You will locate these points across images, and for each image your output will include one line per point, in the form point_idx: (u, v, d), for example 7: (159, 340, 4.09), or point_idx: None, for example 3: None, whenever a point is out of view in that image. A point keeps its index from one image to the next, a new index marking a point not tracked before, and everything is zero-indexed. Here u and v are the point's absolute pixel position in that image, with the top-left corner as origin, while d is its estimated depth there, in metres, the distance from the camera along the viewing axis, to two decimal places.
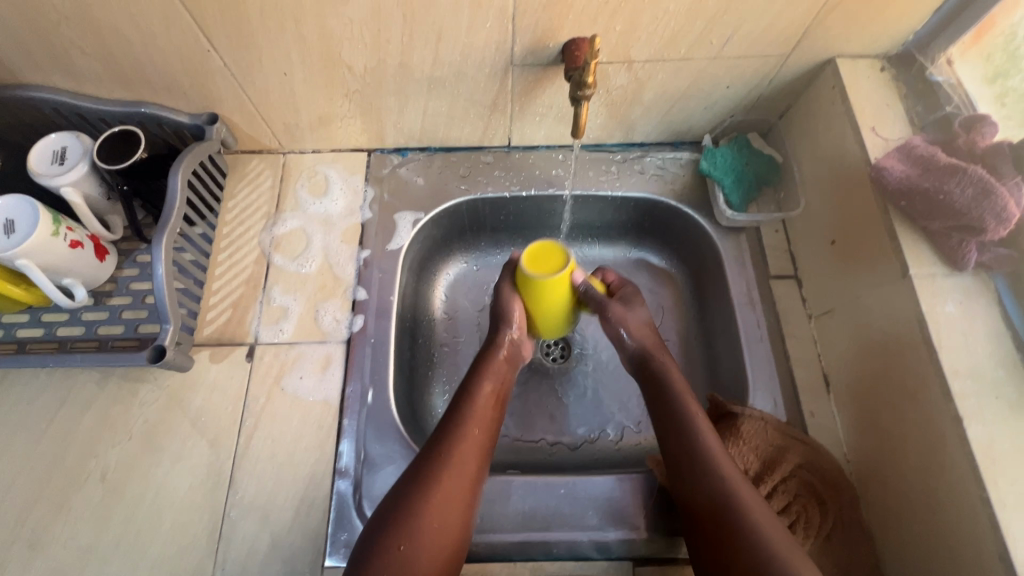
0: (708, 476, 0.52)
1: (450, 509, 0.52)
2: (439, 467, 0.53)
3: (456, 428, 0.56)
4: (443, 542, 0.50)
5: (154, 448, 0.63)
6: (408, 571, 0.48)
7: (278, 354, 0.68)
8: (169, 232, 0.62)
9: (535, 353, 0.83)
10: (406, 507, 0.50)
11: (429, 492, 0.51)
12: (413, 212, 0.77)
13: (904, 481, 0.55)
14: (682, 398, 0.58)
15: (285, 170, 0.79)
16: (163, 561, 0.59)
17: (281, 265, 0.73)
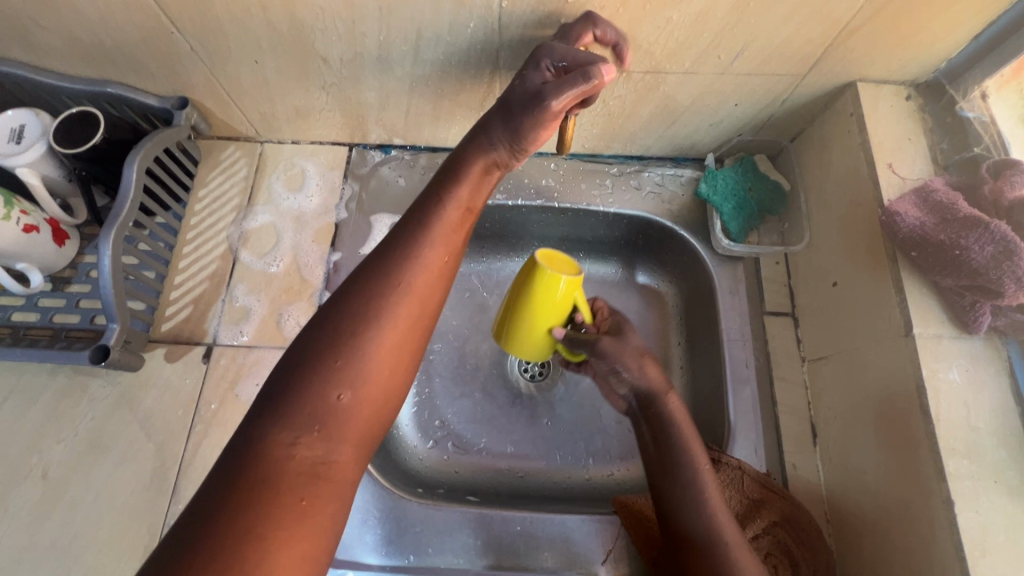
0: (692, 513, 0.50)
1: (403, 337, 0.41)
2: (395, 261, 0.42)
3: (408, 247, 0.43)
4: (391, 375, 0.40)
5: (99, 447, 0.61)
6: (339, 426, 0.37)
7: (236, 357, 0.65)
8: (118, 226, 0.58)
9: (511, 370, 0.79)
10: (351, 316, 0.39)
11: (391, 259, 0.42)
12: (390, 214, 0.73)
13: (883, 554, 0.52)
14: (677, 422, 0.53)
15: (261, 160, 0.75)
16: (96, 570, 0.56)
17: (248, 262, 0.70)
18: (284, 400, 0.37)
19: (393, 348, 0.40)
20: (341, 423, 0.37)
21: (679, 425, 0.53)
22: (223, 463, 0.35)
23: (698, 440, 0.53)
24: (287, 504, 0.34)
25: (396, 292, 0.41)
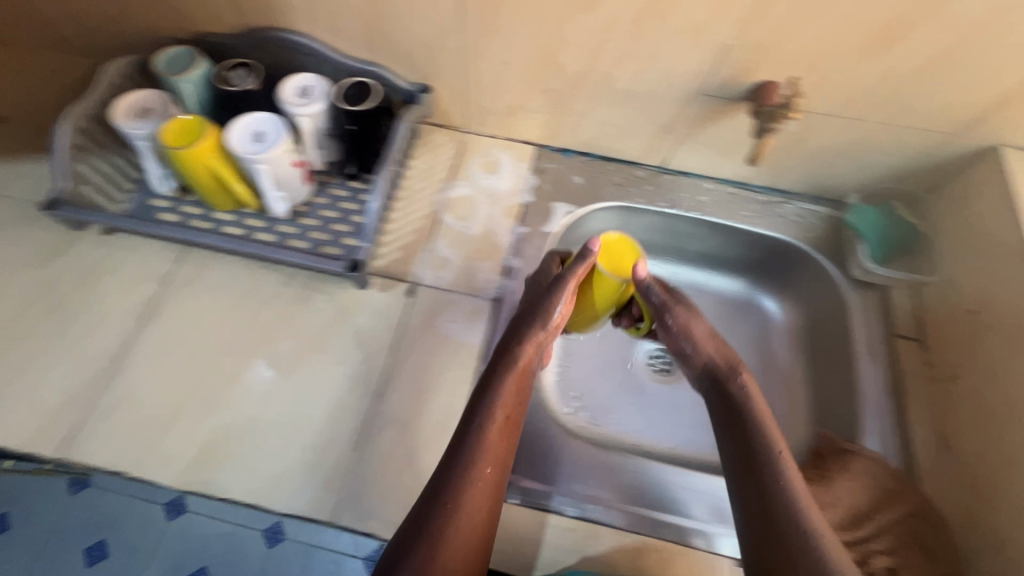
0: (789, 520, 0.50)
1: (478, 527, 0.51)
2: (456, 507, 0.51)
3: (470, 489, 0.52)
4: (476, 541, 0.51)
5: (318, 349, 0.72)
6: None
7: (435, 297, 0.76)
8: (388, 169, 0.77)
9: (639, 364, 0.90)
10: (452, 500, 0.51)
11: (445, 485, 0.52)
12: (568, 204, 0.86)
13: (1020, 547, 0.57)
14: (773, 442, 0.55)
15: (463, 146, 0.90)
16: (311, 448, 0.66)
17: (449, 223, 0.83)
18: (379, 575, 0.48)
19: (470, 516, 0.51)
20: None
21: (773, 440, 0.55)
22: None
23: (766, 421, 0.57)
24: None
25: (457, 507, 0.51)
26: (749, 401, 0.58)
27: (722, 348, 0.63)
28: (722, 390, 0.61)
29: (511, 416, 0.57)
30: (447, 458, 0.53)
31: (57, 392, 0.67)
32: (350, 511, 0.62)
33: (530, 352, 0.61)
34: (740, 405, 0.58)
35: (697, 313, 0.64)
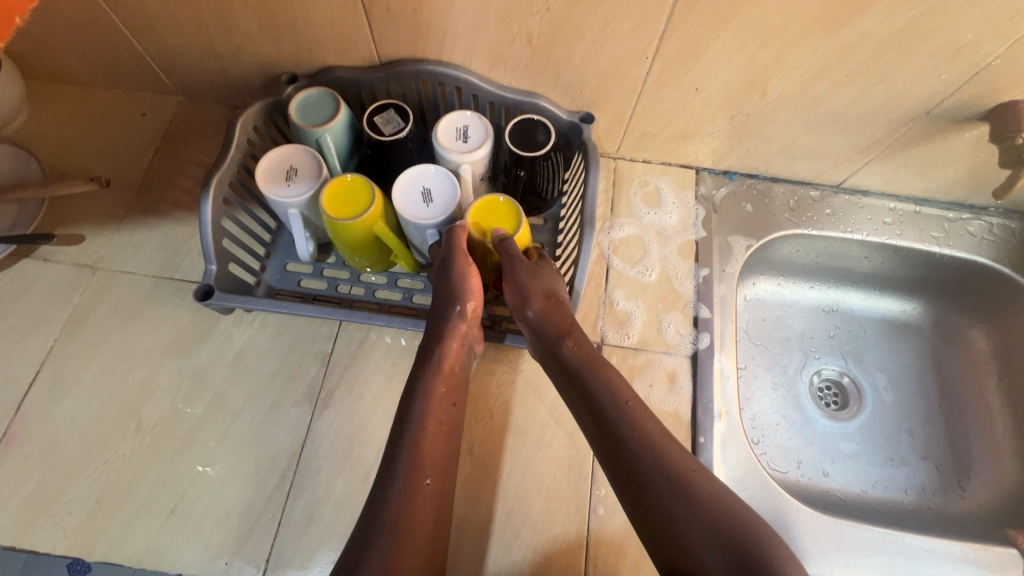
0: (698, 537, 0.47)
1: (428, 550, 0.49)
2: (391, 524, 0.49)
3: (406, 501, 0.50)
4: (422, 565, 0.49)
5: (516, 431, 0.65)
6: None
7: (626, 358, 0.69)
8: (594, 225, 0.67)
9: (809, 395, 0.85)
10: (387, 517, 0.49)
11: (383, 500, 0.50)
12: (744, 237, 0.78)
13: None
14: (652, 450, 0.52)
15: (616, 175, 0.81)
16: (535, 546, 0.60)
17: (621, 269, 0.74)
18: None
19: (413, 539, 0.49)
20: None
21: (643, 423, 0.54)
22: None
23: (615, 375, 0.58)
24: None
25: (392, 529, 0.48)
26: (612, 404, 0.56)
27: (552, 294, 0.63)
28: (575, 394, 0.59)
29: (444, 419, 0.57)
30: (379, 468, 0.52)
31: (243, 504, 0.60)
32: None
33: (456, 350, 0.61)
34: (602, 413, 0.56)
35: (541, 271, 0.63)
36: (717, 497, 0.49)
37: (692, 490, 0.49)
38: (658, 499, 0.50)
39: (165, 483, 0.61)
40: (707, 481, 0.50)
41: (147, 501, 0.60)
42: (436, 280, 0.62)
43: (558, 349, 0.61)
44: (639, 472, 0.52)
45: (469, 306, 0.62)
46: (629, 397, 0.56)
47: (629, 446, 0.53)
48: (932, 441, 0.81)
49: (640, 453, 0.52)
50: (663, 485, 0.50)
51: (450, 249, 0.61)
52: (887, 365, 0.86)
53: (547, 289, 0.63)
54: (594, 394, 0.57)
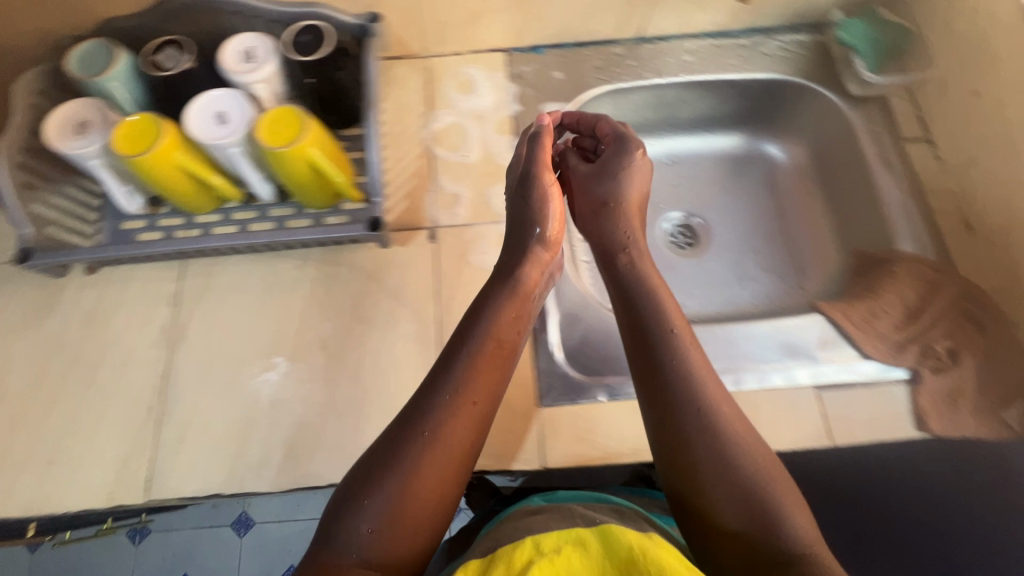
0: (716, 473, 0.49)
1: (446, 474, 0.50)
2: (424, 448, 0.49)
3: (446, 419, 0.51)
4: (440, 481, 0.49)
5: (363, 319, 0.69)
6: (379, 546, 0.47)
7: (458, 234, 0.74)
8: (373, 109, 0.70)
9: (664, 241, 0.90)
10: (427, 428, 0.50)
11: (433, 414, 0.51)
12: (557, 103, 0.82)
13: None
14: (699, 379, 0.54)
15: (430, 73, 0.83)
16: (392, 411, 0.65)
17: (445, 157, 0.78)
18: (384, 520, 0.47)
19: (443, 456, 0.50)
20: (382, 528, 0.47)
21: (696, 360, 0.55)
22: (310, 559, 0.47)
23: (679, 319, 0.58)
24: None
25: (429, 446, 0.49)
26: (659, 323, 0.58)
27: (621, 202, 0.70)
28: (630, 312, 0.59)
29: (506, 342, 0.57)
30: (411, 404, 0.52)
31: (117, 441, 0.64)
32: None
33: (535, 273, 0.63)
34: (637, 311, 0.59)
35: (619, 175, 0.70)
36: (749, 438, 0.51)
37: (720, 424, 0.51)
38: (686, 428, 0.51)
39: (40, 439, 0.64)
40: (729, 409, 0.53)
41: (26, 459, 0.63)
42: (520, 206, 0.67)
43: (616, 260, 0.65)
44: (692, 406, 0.52)
45: (549, 229, 0.65)
46: (668, 313, 0.58)
47: (690, 364, 0.55)
48: (774, 254, 0.87)
49: (677, 374, 0.54)
50: (693, 413, 0.52)
51: (533, 169, 0.68)
52: (728, 197, 0.92)
53: (612, 193, 0.70)
54: (638, 303, 0.60)
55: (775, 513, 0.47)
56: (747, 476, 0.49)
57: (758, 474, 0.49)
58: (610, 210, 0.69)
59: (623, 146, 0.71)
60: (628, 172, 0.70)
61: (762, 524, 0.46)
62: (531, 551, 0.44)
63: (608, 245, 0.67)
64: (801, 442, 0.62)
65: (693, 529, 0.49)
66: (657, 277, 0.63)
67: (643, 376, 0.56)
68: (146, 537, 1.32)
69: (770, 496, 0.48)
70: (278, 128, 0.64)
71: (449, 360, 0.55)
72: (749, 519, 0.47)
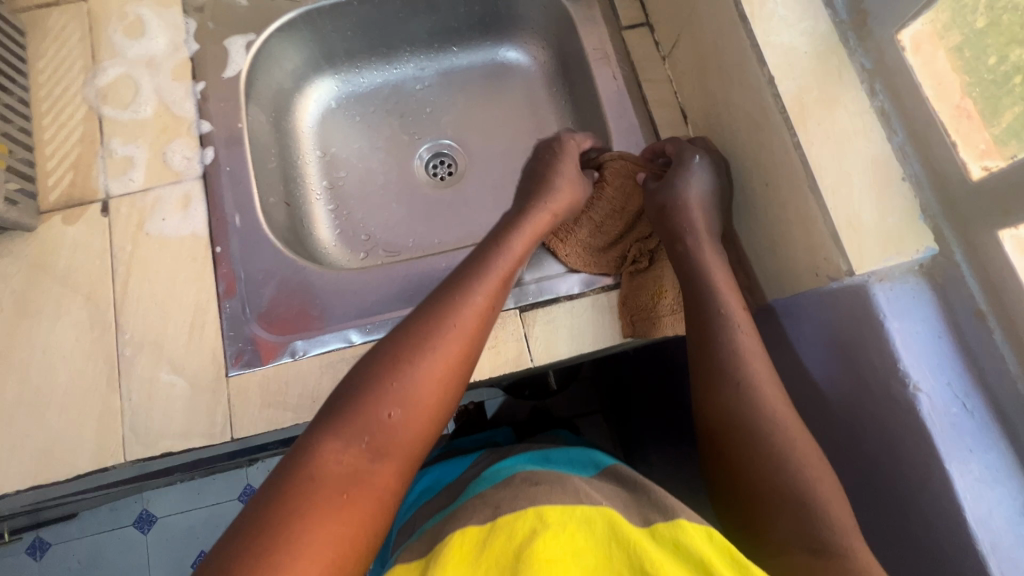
0: (762, 469, 0.48)
1: (446, 368, 0.50)
2: (423, 337, 0.51)
3: (456, 306, 0.53)
4: (444, 374, 0.50)
5: (29, 314, 0.62)
6: (393, 441, 0.46)
7: (134, 203, 0.66)
8: None
9: (419, 173, 0.84)
10: (443, 318, 0.52)
11: (449, 308, 0.53)
12: (243, 35, 0.72)
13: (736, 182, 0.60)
14: (742, 365, 0.52)
15: (91, 18, 0.72)
16: (67, 408, 0.60)
17: (114, 116, 0.69)
18: (342, 412, 0.47)
19: (447, 352, 0.51)
20: (379, 438, 0.46)
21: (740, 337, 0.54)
22: (283, 469, 0.44)
23: (734, 294, 0.56)
24: (332, 493, 0.42)
25: (446, 333, 0.51)
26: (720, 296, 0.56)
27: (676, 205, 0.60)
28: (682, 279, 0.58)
29: (513, 268, 0.59)
30: (432, 299, 0.54)
31: None
32: (137, 445, 0.59)
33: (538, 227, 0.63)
34: (704, 302, 0.56)
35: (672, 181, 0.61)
36: (792, 426, 0.49)
37: (765, 409, 0.50)
38: (724, 397, 0.52)
39: None
40: (789, 421, 0.50)
41: None
42: (546, 183, 0.66)
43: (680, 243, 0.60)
44: (742, 393, 0.51)
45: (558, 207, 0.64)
46: (727, 301, 0.56)
47: (738, 347, 0.53)
48: None
49: (727, 352, 0.53)
50: (773, 392, 0.51)
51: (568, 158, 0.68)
52: (483, 116, 0.85)
53: (688, 197, 0.60)
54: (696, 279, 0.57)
55: (806, 497, 0.46)
56: (794, 476, 0.47)
57: (800, 457, 0.48)
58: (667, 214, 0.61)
59: (687, 159, 0.61)
60: (685, 173, 0.60)
61: (765, 502, 0.47)
62: (533, 520, 0.42)
63: (672, 229, 0.60)
64: (499, 367, 0.61)
65: (742, 528, 0.48)
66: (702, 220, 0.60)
67: (699, 356, 0.55)
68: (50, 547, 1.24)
69: (809, 503, 0.45)
70: None
71: (456, 277, 0.57)
72: (801, 518, 0.45)
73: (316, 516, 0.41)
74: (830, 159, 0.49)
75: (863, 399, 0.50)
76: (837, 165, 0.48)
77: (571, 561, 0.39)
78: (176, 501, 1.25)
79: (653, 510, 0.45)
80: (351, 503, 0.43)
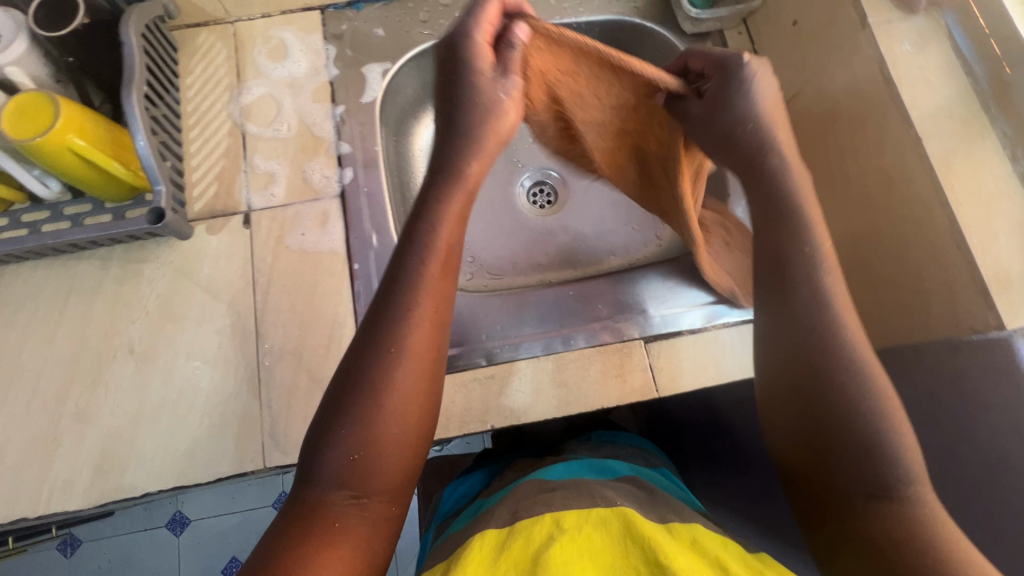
0: (849, 460, 0.41)
1: (410, 399, 0.43)
2: (371, 373, 0.43)
3: (388, 328, 0.44)
4: (410, 407, 0.43)
5: (173, 318, 0.65)
6: (372, 474, 0.42)
7: (275, 217, 0.69)
8: (135, 87, 0.58)
9: (523, 201, 0.88)
10: (381, 345, 0.44)
11: (382, 333, 0.44)
12: (380, 63, 0.76)
13: (858, 233, 0.63)
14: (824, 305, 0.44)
15: (237, 39, 0.76)
16: (209, 412, 0.62)
17: (257, 132, 0.72)
18: (314, 463, 0.42)
19: (399, 378, 0.43)
20: (359, 477, 0.42)
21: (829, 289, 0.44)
22: (276, 524, 0.41)
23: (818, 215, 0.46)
24: (323, 532, 0.40)
25: (397, 361, 0.43)
26: (796, 237, 0.45)
27: (705, 123, 0.49)
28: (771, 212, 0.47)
29: (453, 250, 0.48)
30: (374, 321, 0.45)
31: None
32: (276, 453, 0.60)
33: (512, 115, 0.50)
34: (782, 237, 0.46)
35: (721, 95, 0.49)
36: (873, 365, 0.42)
37: (839, 339, 0.43)
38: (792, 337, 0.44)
39: None
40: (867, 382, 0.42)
41: None
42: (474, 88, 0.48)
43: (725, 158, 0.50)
44: (819, 372, 0.42)
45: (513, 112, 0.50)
46: (812, 241, 0.45)
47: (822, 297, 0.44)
48: (629, 206, 0.87)
49: (804, 318, 0.44)
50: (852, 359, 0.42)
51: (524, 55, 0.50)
52: None
53: (750, 112, 0.48)
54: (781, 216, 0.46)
55: (890, 497, 0.40)
56: (887, 469, 0.40)
57: (879, 397, 0.42)
58: (705, 128, 0.49)
59: (733, 70, 0.49)
60: (743, 86, 0.48)
61: (819, 461, 0.42)
62: (551, 527, 0.43)
63: (743, 156, 0.49)
64: (626, 397, 0.63)
65: (800, 512, 0.45)
66: (792, 142, 0.49)
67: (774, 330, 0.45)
68: (79, 547, 1.24)
69: (895, 497, 0.40)
70: (29, 115, 0.57)
71: (390, 275, 0.46)
72: (859, 464, 0.41)
73: (316, 553, 0.39)
74: (978, 219, 0.52)
75: (985, 459, 0.51)
76: (986, 224, 0.51)
77: (589, 566, 0.41)
78: (213, 504, 1.24)
79: (669, 511, 0.49)
80: (343, 544, 0.40)
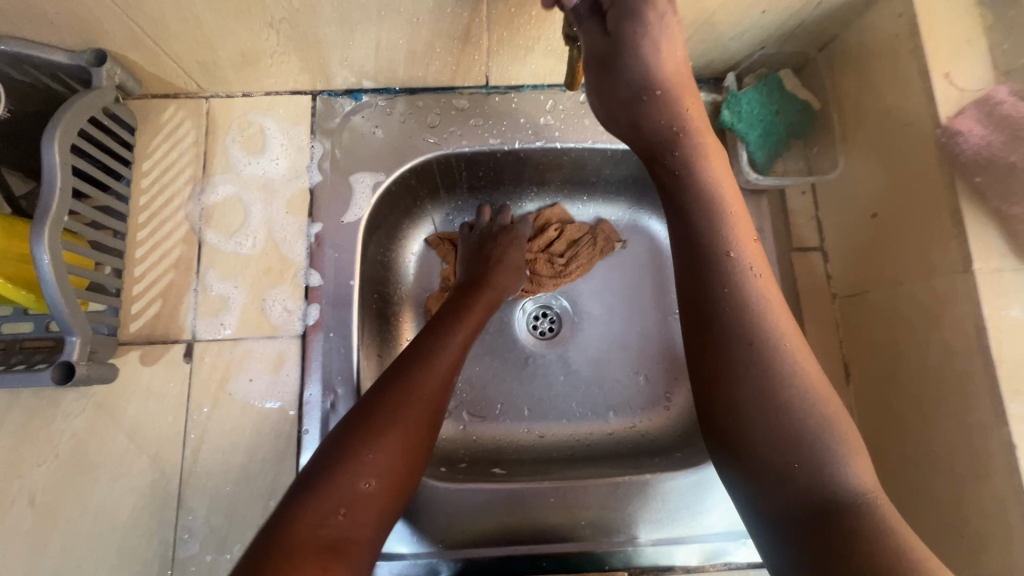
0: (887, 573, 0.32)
1: (416, 431, 0.42)
2: (384, 408, 0.42)
3: (420, 354, 0.47)
4: (419, 432, 0.43)
5: (86, 467, 0.55)
6: (368, 509, 0.38)
7: (221, 353, 0.58)
8: (51, 221, 0.48)
9: (521, 327, 0.74)
10: (393, 378, 0.44)
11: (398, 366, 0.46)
12: (372, 172, 0.64)
13: (905, 498, 0.52)
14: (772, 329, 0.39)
15: (209, 120, 0.64)
16: None
17: (216, 243, 0.61)
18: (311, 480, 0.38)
19: (415, 400, 0.44)
20: (358, 509, 0.38)
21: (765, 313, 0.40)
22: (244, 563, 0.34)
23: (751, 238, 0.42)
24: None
25: (424, 375, 0.45)
26: (717, 259, 0.41)
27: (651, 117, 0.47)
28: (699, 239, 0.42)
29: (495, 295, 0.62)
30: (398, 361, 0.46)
31: None
32: None
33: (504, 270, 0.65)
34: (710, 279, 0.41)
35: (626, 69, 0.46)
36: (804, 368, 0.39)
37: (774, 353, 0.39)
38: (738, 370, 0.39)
39: None
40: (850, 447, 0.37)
41: None
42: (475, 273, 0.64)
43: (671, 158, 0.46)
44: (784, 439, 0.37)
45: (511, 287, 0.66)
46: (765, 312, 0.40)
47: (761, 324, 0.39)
48: (645, 353, 0.73)
49: (737, 331, 0.39)
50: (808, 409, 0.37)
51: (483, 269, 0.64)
52: (604, 275, 0.75)
53: (653, 78, 0.46)
54: (723, 305, 0.40)
55: None
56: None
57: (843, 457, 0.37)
58: (650, 107, 0.47)
59: (637, 46, 0.45)
60: (633, 54, 0.45)
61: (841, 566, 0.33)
62: None
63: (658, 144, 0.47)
64: None
65: None
66: (731, 189, 0.45)
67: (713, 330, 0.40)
68: None
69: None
70: None
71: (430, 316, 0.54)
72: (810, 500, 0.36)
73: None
74: None
75: None
76: None
77: None
78: None
79: None
80: None
